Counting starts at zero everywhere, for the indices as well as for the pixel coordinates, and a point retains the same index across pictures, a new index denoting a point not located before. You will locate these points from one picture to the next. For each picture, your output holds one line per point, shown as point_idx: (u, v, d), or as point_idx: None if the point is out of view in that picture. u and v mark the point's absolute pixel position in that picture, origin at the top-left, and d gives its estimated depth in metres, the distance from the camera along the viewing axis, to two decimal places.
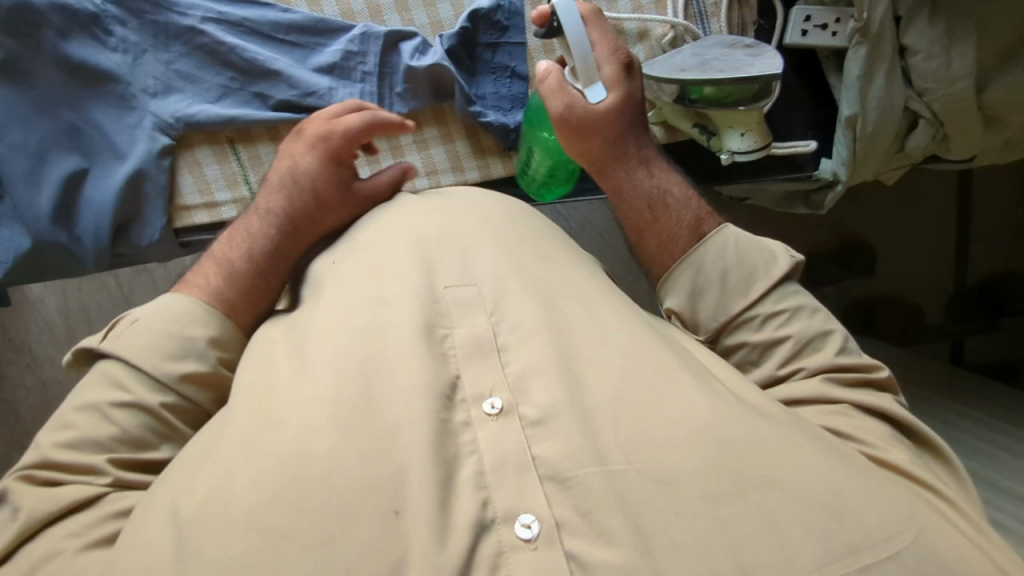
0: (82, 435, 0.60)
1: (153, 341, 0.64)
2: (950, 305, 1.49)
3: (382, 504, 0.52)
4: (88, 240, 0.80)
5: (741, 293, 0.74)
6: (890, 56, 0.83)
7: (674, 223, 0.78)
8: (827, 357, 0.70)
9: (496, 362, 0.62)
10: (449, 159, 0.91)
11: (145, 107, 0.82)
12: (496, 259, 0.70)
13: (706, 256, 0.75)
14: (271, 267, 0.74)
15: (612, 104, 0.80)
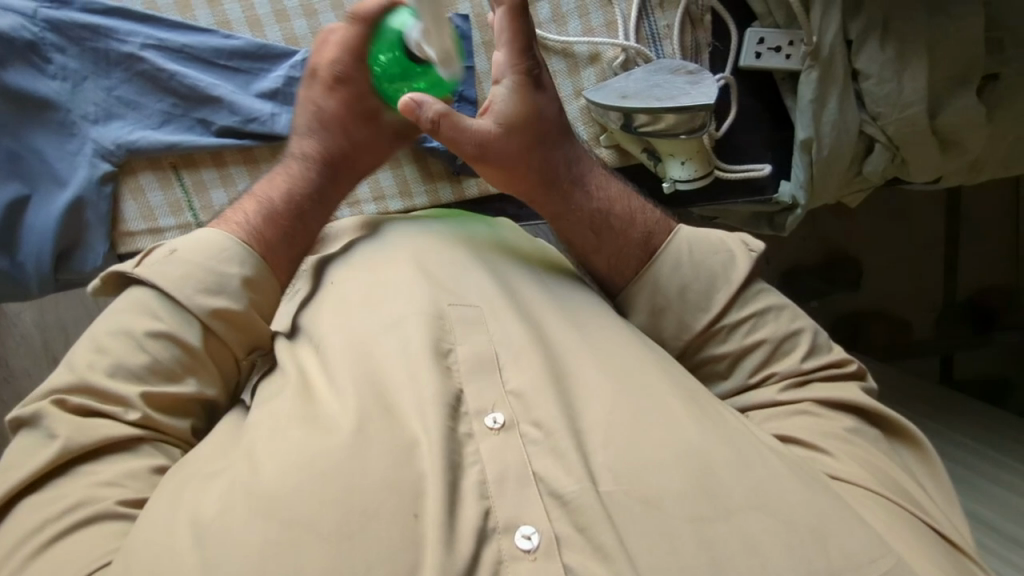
0: (117, 361, 0.58)
1: (190, 276, 0.61)
2: (938, 320, 1.69)
3: (402, 506, 0.52)
4: (30, 265, 0.77)
5: (705, 307, 0.69)
6: (842, 80, 0.84)
7: (623, 239, 0.70)
8: (794, 362, 0.68)
9: (497, 379, 0.61)
10: (396, 185, 0.87)
11: (86, 134, 0.78)
12: (496, 274, 0.69)
13: (661, 273, 0.70)
14: (310, 207, 0.68)
15: (520, 130, 0.68)
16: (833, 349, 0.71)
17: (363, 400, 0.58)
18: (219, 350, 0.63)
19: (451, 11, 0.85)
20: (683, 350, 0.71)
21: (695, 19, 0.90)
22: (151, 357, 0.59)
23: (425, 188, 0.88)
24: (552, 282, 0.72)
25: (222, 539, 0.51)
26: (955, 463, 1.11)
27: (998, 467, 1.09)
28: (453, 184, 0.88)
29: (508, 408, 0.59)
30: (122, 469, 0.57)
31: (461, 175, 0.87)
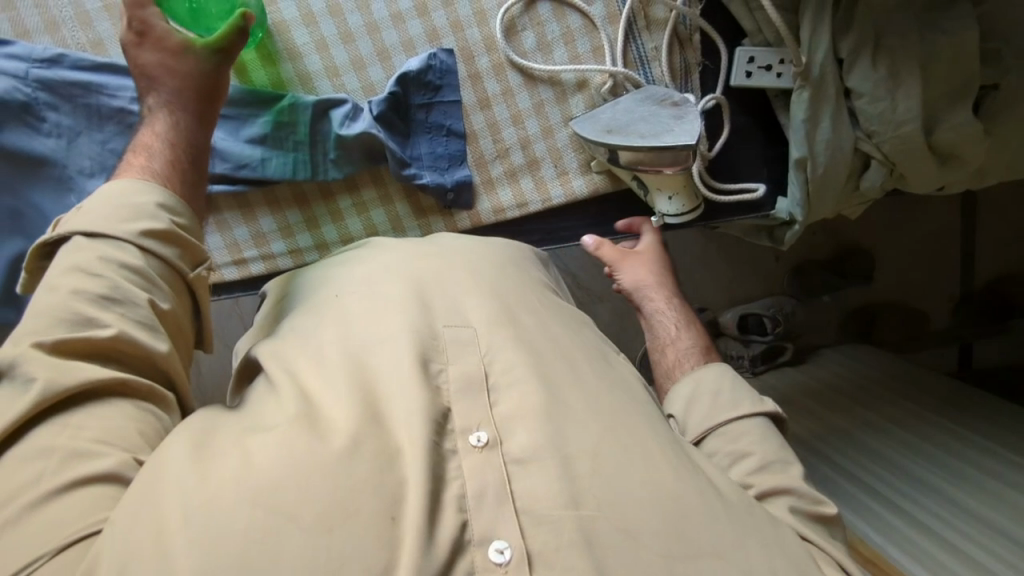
0: (78, 290, 0.57)
1: (108, 213, 0.61)
2: (956, 308, 1.66)
3: (380, 510, 0.52)
4: None
5: (728, 408, 0.75)
6: (834, 99, 0.83)
7: (688, 349, 0.84)
8: (790, 483, 0.68)
9: (485, 400, 0.62)
10: (389, 221, 0.87)
11: (82, 188, 0.79)
12: (489, 294, 0.72)
13: (706, 377, 0.79)
14: (197, 142, 0.70)
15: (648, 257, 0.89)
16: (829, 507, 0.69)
17: (354, 405, 0.58)
18: (168, 271, 0.63)
19: (435, 45, 0.85)
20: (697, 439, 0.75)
21: (683, 39, 0.89)
22: (116, 276, 0.58)
23: (418, 223, 0.88)
24: (539, 305, 0.74)
25: (205, 518, 0.48)
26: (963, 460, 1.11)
27: (1006, 463, 1.07)
28: (445, 218, 0.88)
29: (492, 427, 0.60)
30: (108, 427, 0.54)
31: (453, 208, 0.88)
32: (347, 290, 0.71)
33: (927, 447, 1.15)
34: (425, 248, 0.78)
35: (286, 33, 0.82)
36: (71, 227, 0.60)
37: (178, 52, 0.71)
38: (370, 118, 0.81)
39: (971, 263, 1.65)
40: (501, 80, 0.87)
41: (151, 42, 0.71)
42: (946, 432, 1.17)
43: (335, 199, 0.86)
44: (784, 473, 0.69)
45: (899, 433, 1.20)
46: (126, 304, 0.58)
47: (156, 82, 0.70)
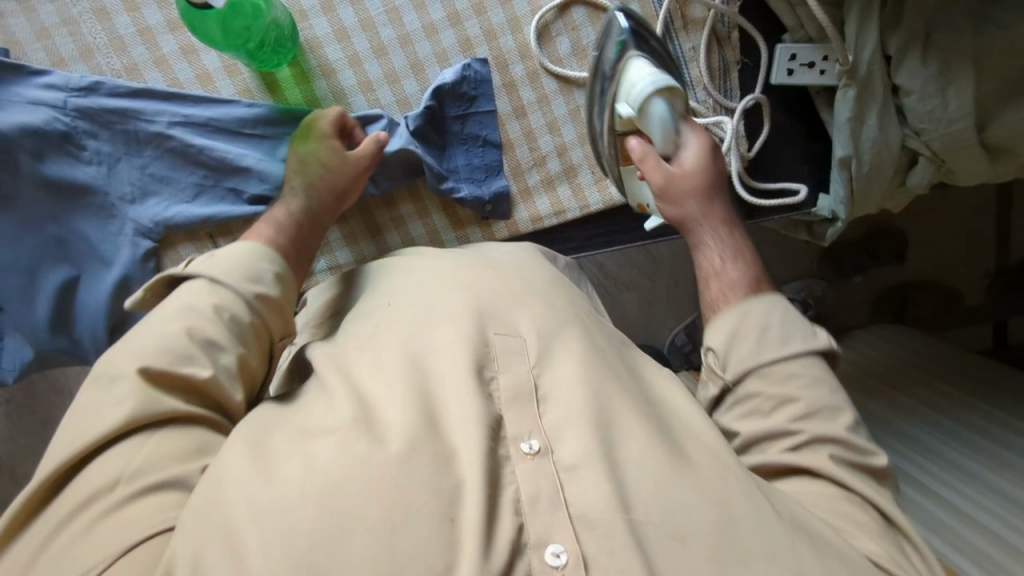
0: (191, 326, 0.60)
1: (230, 263, 0.65)
2: (991, 285, 1.61)
3: (439, 512, 0.51)
4: (86, 341, 0.82)
5: (775, 346, 0.66)
6: (881, 97, 0.81)
7: (737, 276, 0.72)
8: (837, 430, 0.63)
9: (537, 408, 0.60)
10: (427, 234, 0.87)
11: (125, 215, 0.80)
12: (540, 303, 0.69)
13: (752, 311, 0.68)
14: (309, 230, 0.74)
15: (701, 170, 0.75)
16: (880, 456, 0.64)
17: (409, 414, 0.57)
18: (258, 331, 0.64)
19: (468, 56, 0.84)
20: (739, 376, 0.67)
21: (721, 38, 0.87)
22: (222, 327, 0.61)
23: (456, 235, 0.88)
24: (587, 317, 0.71)
25: (273, 516, 0.49)
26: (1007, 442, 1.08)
27: None
28: (483, 228, 0.88)
29: (543, 434, 0.58)
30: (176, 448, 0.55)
31: (490, 218, 0.87)
32: (402, 295, 0.70)
33: (970, 429, 1.12)
34: (473, 258, 0.76)
35: (320, 50, 0.82)
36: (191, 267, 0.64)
37: (330, 145, 0.77)
38: (407, 135, 0.81)
39: (1007, 237, 1.59)
40: (536, 87, 0.86)
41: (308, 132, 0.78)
42: (989, 412, 1.14)
43: (374, 215, 0.86)
44: (831, 419, 0.64)
45: (937, 419, 1.17)
46: (221, 350, 0.60)
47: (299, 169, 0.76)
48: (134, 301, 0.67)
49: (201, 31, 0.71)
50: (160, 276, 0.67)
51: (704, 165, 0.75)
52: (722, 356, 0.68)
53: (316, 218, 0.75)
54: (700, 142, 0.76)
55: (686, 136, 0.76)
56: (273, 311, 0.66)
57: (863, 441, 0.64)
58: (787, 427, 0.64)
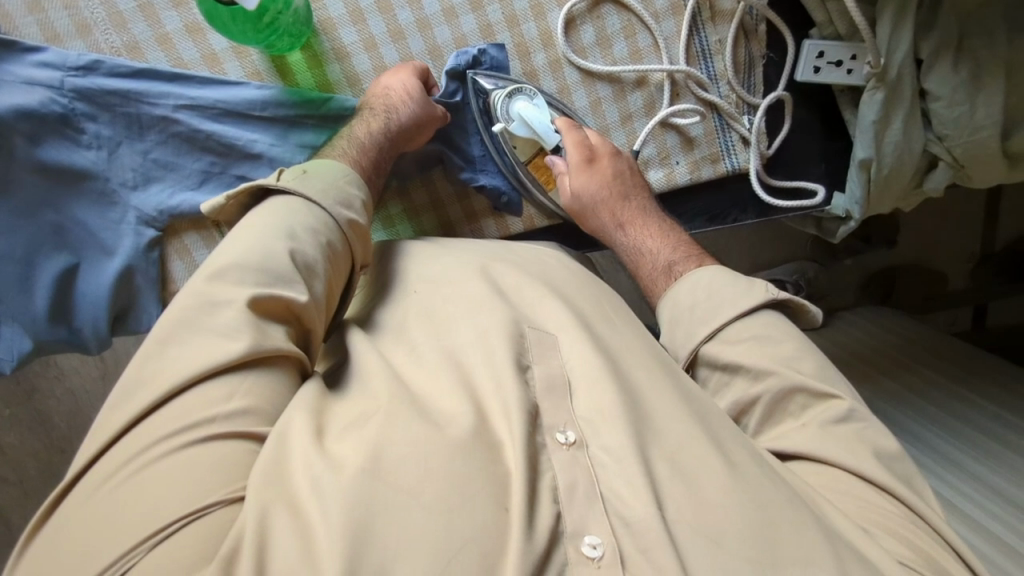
0: (296, 247, 0.61)
1: (326, 180, 0.67)
2: (975, 270, 1.58)
3: (493, 500, 0.49)
4: (87, 332, 0.78)
5: (706, 322, 0.68)
6: (909, 101, 0.79)
7: (653, 270, 0.76)
8: (787, 380, 0.62)
9: (567, 402, 0.58)
10: (440, 225, 0.86)
11: (127, 202, 0.77)
12: (561, 300, 0.68)
13: (678, 295, 0.71)
14: (380, 154, 0.74)
15: (592, 186, 0.78)
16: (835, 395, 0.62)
17: (446, 416, 0.56)
18: (347, 257, 0.66)
19: (488, 42, 0.82)
20: (690, 361, 0.69)
21: (749, 30, 0.85)
22: (320, 249, 0.62)
23: (470, 228, 0.86)
24: (611, 310, 0.70)
25: (336, 483, 0.48)
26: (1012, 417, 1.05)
27: None
28: (496, 220, 0.86)
29: (578, 427, 0.57)
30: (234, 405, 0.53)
31: (504, 211, 0.85)
32: (429, 289, 0.69)
33: (972, 401, 1.09)
34: (500, 246, 0.77)
35: (333, 31, 0.78)
36: (288, 185, 0.65)
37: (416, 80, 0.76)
38: None
39: (995, 221, 1.55)
40: (557, 77, 0.84)
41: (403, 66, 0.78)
42: (996, 385, 1.11)
43: (386, 205, 0.84)
44: (784, 370, 0.63)
45: (926, 405, 1.12)
46: (316, 274, 0.61)
47: (383, 95, 0.75)
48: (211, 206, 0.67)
49: (215, 17, 0.67)
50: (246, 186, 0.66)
51: (587, 179, 0.78)
52: (670, 345, 0.71)
53: (390, 146, 0.75)
54: (583, 153, 0.79)
55: (572, 148, 0.79)
56: (358, 241, 0.68)
57: (828, 382, 0.63)
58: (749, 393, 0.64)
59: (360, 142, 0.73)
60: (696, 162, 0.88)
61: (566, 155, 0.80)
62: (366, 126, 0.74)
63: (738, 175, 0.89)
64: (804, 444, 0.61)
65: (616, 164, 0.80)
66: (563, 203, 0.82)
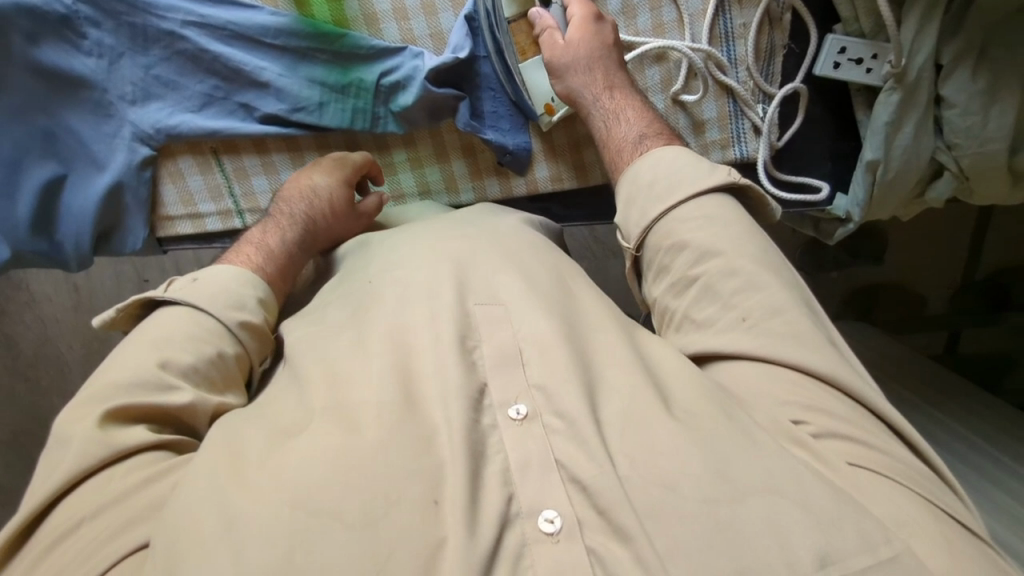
0: (169, 356, 0.61)
1: (217, 294, 0.66)
2: (953, 297, 1.57)
3: (419, 494, 0.50)
4: (68, 247, 0.76)
5: (662, 199, 0.68)
6: (923, 106, 0.79)
7: (624, 138, 0.74)
8: (728, 260, 0.63)
9: (520, 374, 0.58)
10: (443, 180, 0.84)
11: (123, 116, 0.75)
12: (517, 271, 0.66)
13: (642, 168, 0.71)
14: (304, 259, 0.75)
15: (590, 43, 0.76)
16: (776, 285, 0.61)
17: (387, 396, 0.56)
18: (240, 362, 0.67)
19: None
20: (639, 242, 0.70)
21: (774, 19, 0.84)
22: (201, 360, 0.62)
23: (472, 184, 0.85)
24: (569, 278, 0.68)
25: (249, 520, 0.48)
26: (968, 446, 1.06)
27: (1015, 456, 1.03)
28: (501, 179, 0.85)
29: (532, 399, 0.56)
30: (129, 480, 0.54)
31: (510, 170, 0.84)
32: (381, 272, 0.69)
33: (936, 428, 1.10)
34: (456, 224, 0.73)
35: None
36: (169, 296, 0.66)
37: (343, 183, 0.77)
38: (424, 82, 0.76)
39: (977, 253, 1.53)
40: None
41: (325, 160, 0.78)
42: (962, 415, 1.11)
43: (391, 152, 0.83)
44: (727, 251, 0.63)
45: None
46: (200, 376, 0.62)
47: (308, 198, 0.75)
48: (105, 321, 0.69)
49: None
50: (140, 297, 0.68)
51: (589, 31, 0.76)
52: (623, 226, 0.71)
53: (310, 247, 0.76)
54: (588, 10, 0.77)
55: (576, 3, 0.77)
56: (254, 339, 0.68)
57: (766, 270, 0.62)
58: (687, 276, 0.65)
59: (268, 243, 0.73)
60: (706, 144, 0.88)
61: (569, 10, 0.77)
62: (278, 231, 0.74)
63: (744, 164, 0.89)
64: (739, 343, 0.60)
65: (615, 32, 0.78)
66: (544, 55, 0.78)
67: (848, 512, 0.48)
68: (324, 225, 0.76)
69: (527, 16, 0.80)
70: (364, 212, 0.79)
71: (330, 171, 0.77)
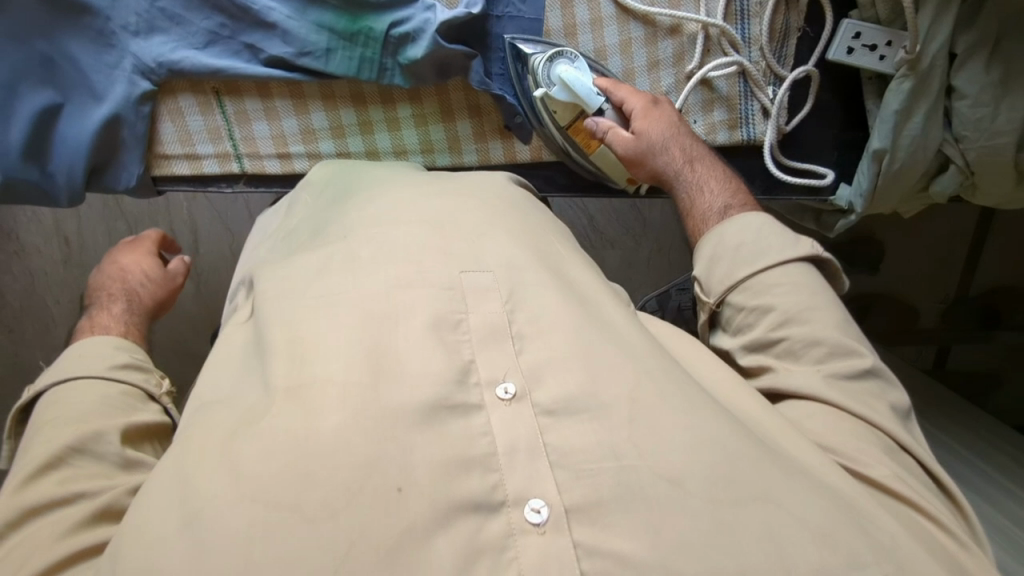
0: (53, 424, 0.59)
1: (86, 358, 0.66)
2: (947, 311, 1.55)
3: (383, 482, 0.44)
4: (60, 179, 0.74)
5: (750, 262, 0.67)
6: (934, 96, 0.79)
7: (710, 210, 0.73)
8: (816, 330, 0.63)
9: (510, 348, 0.54)
10: (447, 139, 0.83)
11: (125, 47, 0.73)
12: (509, 238, 0.63)
13: (726, 231, 0.70)
14: (145, 323, 0.80)
15: (655, 133, 0.77)
16: (856, 354, 0.62)
17: (354, 376, 0.49)
18: (135, 397, 0.66)
19: None
20: (721, 298, 0.69)
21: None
22: (96, 403, 0.62)
23: (476, 146, 0.84)
24: (561, 264, 0.64)
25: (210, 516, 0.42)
26: (963, 466, 1.05)
27: (1012, 479, 1.02)
28: (505, 143, 0.84)
29: (519, 378, 0.52)
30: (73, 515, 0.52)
31: (516, 133, 0.84)
32: (360, 231, 0.62)
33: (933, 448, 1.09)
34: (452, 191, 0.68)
35: None
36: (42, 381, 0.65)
37: (151, 254, 0.88)
38: (434, 35, 0.74)
39: (973, 265, 1.52)
40: (593, 7, 0.85)
41: (125, 247, 0.88)
42: (961, 439, 1.10)
43: (396, 106, 0.82)
44: (813, 320, 0.63)
45: None
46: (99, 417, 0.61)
47: (119, 279, 0.83)
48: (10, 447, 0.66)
49: None
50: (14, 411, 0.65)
51: (651, 121, 0.77)
52: (704, 278, 0.71)
53: (145, 314, 0.81)
54: (643, 100, 0.79)
55: (631, 97, 0.79)
56: (139, 377, 0.68)
57: (850, 337, 0.63)
58: (768, 336, 0.64)
59: (102, 327, 0.75)
60: (713, 125, 0.87)
61: (626, 104, 0.79)
62: (102, 314, 0.77)
63: (751, 147, 0.88)
64: (814, 388, 0.61)
65: (676, 113, 0.79)
66: (618, 153, 0.79)
67: (843, 540, 0.46)
68: (154, 290, 0.84)
69: (581, 119, 0.81)
70: (181, 269, 0.89)
71: (137, 254, 0.87)
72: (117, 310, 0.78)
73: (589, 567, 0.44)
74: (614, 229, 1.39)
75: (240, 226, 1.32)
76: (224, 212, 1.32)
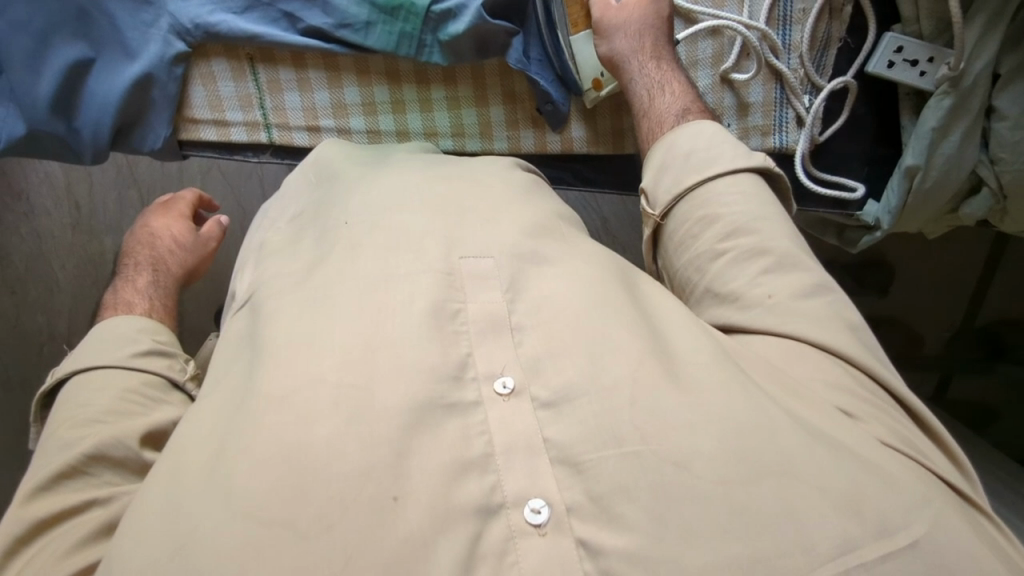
0: (75, 417, 0.60)
1: (107, 345, 0.67)
2: (950, 339, 1.52)
3: (378, 493, 0.43)
4: (86, 136, 0.74)
5: (699, 170, 0.67)
6: (974, 115, 0.78)
7: (665, 109, 0.74)
8: (764, 242, 0.62)
9: (508, 340, 0.52)
10: (479, 124, 0.82)
11: (163, 5, 0.73)
12: (511, 220, 0.61)
13: (680, 140, 0.70)
14: (174, 294, 0.80)
15: (641, 12, 0.76)
16: (811, 269, 0.61)
17: (347, 377, 0.48)
18: (155, 381, 0.66)
19: None
20: (666, 210, 0.69)
21: (834, 8, 0.83)
22: (119, 394, 0.62)
23: (507, 133, 0.83)
24: (580, 246, 0.62)
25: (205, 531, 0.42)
26: None
27: (1014, 513, 1.00)
28: (537, 133, 0.83)
29: (517, 371, 0.51)
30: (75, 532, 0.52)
31: (549, 122, 0.82)
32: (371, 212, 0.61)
33: None
34: (451, 167, 0.68)
35: None
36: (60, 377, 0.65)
37: (183, 217, 0.88)
38: (476, 13, 0.73)
39: (982, 294, 1.50)
40: None
41: (159, 209, 0.89)
42: None
43: (429, 87, 0.81)
44: (766, 231, 0.62)
45: None
46: (117, 413, 0.61)
47: (149, 247, 0.83)
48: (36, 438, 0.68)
49: None
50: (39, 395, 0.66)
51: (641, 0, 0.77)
52: (653, 192, 0.71)
53: (173, 283, 0.81)
54: None
55: None
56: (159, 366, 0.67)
57: (799, 251, 0.62)
58: (713, 249, 0.64)
59: (131, 299, 0.76)
60: (747, 129, 0.86)
61: None
62: (131, 284, 0.78)
63: (782, 155, 0.87)
64: (771, 322, 0.59)
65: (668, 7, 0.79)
66: (595, 17, 0.78)
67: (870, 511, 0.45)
68: (182, 259, 0.84)
69: None
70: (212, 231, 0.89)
71: (168, 219, 0.87)
72: (144, 281, 0.79)
73: (591, 569, 0.43)
74: (625, 232, 1.38)
75: (249, 203, 1.31)
76: (234, 187, 1.31)
